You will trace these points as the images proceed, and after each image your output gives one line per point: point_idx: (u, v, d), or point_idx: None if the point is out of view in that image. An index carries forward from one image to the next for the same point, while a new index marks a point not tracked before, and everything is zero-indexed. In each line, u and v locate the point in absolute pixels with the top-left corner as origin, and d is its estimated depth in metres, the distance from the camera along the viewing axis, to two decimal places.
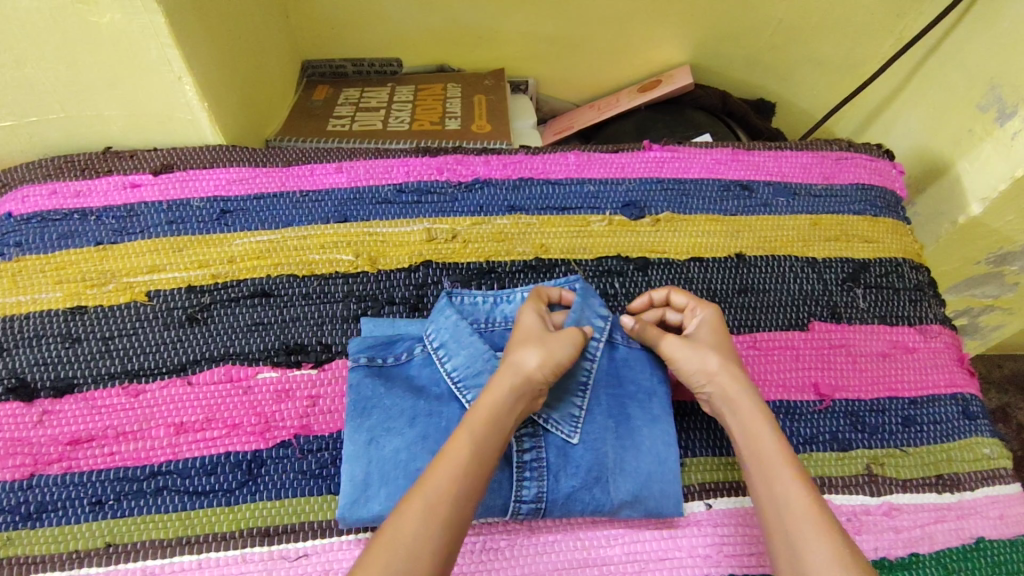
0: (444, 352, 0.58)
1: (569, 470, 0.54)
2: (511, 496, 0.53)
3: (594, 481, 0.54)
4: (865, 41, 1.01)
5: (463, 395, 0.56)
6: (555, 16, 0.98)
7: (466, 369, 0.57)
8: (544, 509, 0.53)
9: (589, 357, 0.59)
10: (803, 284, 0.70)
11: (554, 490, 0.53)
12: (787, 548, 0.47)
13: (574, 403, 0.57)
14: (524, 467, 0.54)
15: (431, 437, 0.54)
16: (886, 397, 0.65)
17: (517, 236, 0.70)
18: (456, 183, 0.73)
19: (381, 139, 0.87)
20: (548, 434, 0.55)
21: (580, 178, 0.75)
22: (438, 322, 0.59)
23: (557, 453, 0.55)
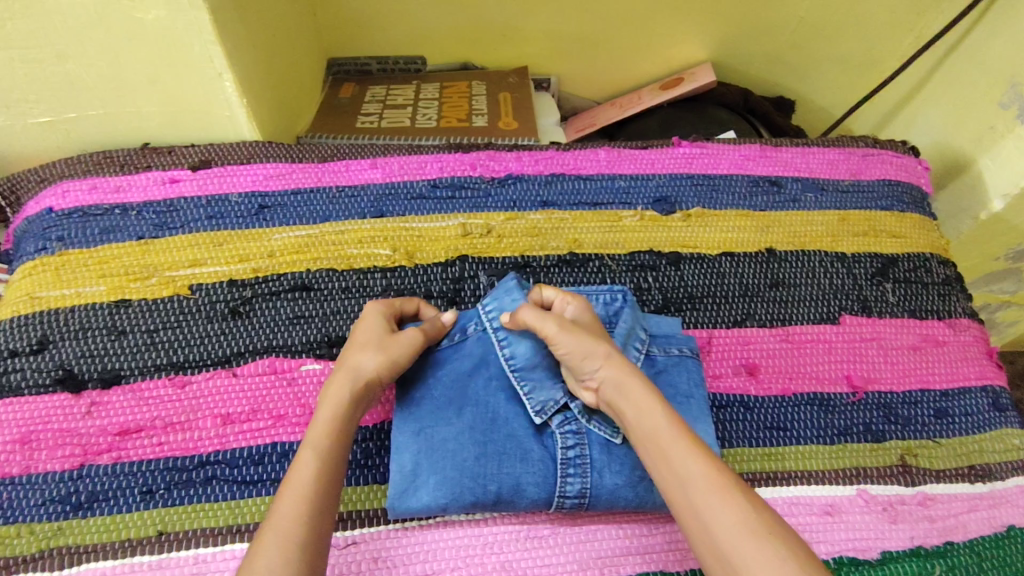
0: (505, 339, 0.59)
1: (614, 467, 0.54)
2: (556, 490, 0.54)
3: (637, 480, 0.54)
4: (884, 39, 1.02)
5: (516, 383, 0.57)
6: (578, 14, 0.99)
7: (524, 360, 0.58)
8: (588, 503, 0.54)
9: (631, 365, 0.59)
10: (834, 279, 0.71)
11: (599, 485, 0.54)
12: (698, 523, 0.44)
13: None
14: (568, 463, 0.54)
15: (478, 428, 0.55)
16: (918, 389, 0.66)
17: (551, 231, 0.71)
18: (490, 179, 0.73)
19: (410, 136, 0.88)
20: (591, 430, 0.56)
21: (611, 173, 0.76)
22: (501, 303, 0.61)
23: (601, 450, 0.55)
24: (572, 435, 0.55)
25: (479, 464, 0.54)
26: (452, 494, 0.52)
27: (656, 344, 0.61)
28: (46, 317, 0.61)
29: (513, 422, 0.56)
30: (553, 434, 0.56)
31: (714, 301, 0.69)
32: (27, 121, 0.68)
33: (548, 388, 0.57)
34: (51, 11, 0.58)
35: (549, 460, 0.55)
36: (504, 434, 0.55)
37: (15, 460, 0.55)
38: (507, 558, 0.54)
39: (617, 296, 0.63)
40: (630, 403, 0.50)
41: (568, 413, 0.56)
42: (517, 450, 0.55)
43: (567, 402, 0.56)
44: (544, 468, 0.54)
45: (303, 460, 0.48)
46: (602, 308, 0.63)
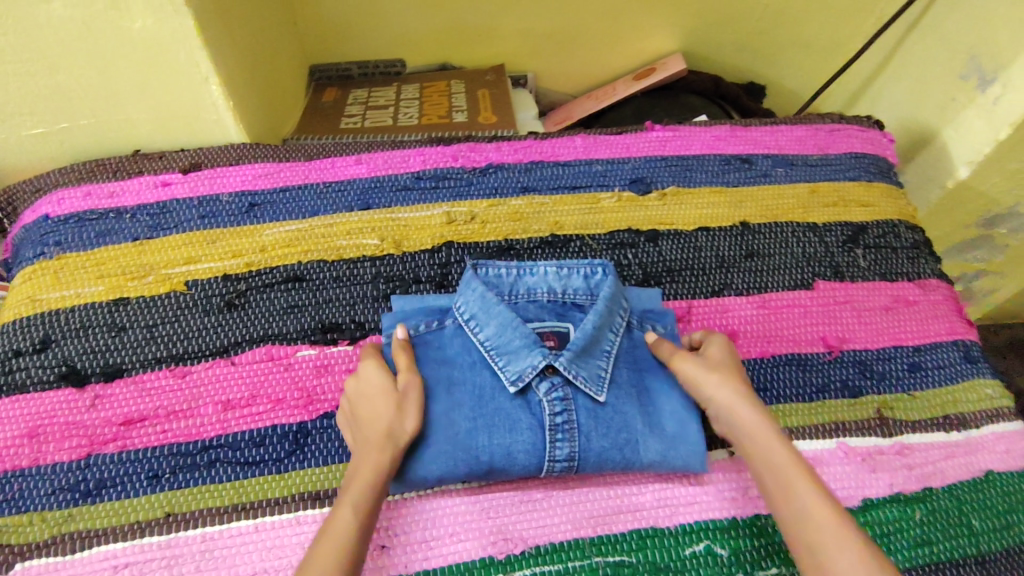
0: (475, 323, 0.61)
1: (599, 431, 0.57)
2: (545, 456, 0.56)
3: (624, 444, 0.57)
4: (847, 23, 1.07)
5: (495, 362, 0.59)
6: (551, 12, 1.02)
7: (497, 337, 0.59)
8: (577, 466, 0.56)
9: (613, 331, 0.61)
10: (806, 247, 0.74)
11: (586, 449, 0.56)
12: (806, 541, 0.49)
13: (600, 365, 0.59)
14: (557, 429, 0.56)
15: (466, 402, 0.57)
16: (892, 346, 0.69)
17: (532, 215, 0.74)
18: (471, 169, 0.76)
19: (392, 133, 0.91)
20: (577, 394, 0.58)
21: (588, 158, 0.79)
22: (466, 295, 0.62)
23: (587, 415, 0.57)
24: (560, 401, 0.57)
25: (471, 436, 0.55)
26: (447, 466, 0.55)
27: (637, 315, 0.65)
28: (47, 319, 0.63)
29: (499, 395, 0.58)
30: (539, 401, 0.58)
31: (691, 273, 0.71)
32: (21, 134, 0.70)
33: (531, 353, 0.58)
34: (41, 25, 0.60)
35: (537, 427, 0.57)
36: (492, 407, 0.57)
37: (23, 455, 0.57)
38: (503, 521, 0.56)
39: (597, 268, 0.65)
40: (750, 435, 0.55)
41: (553, 378, 0.58)
42: (505, 422, 0.56)
43: (548, 365, 0.58)
44: (532, 436, 0.56)
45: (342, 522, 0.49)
46: (583, 281, 0.65)
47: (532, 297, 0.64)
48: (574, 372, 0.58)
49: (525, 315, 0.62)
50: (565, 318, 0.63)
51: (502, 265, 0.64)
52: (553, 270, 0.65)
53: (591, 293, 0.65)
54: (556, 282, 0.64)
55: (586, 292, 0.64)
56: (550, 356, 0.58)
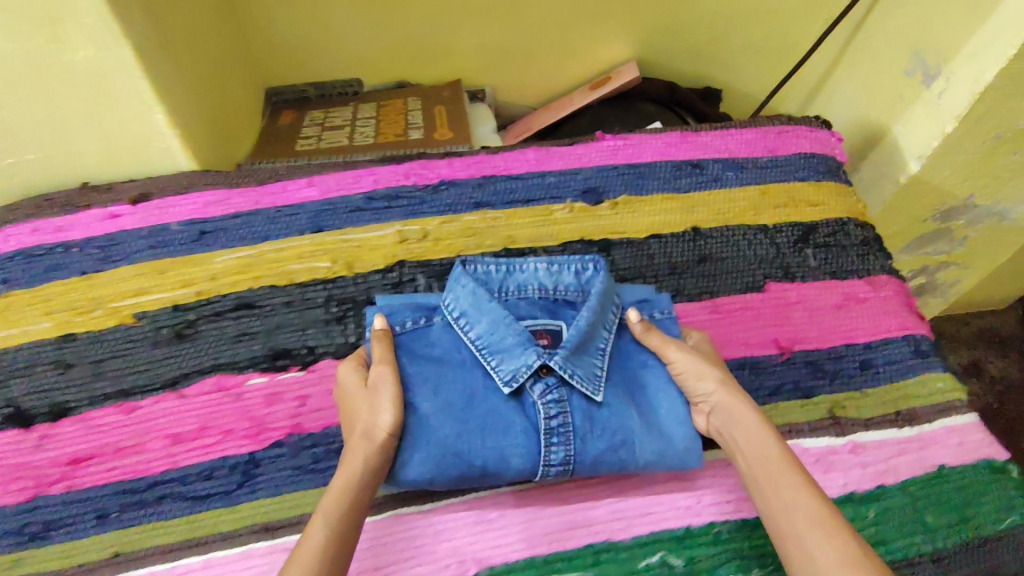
0: (465, 321, 0.61)
1: (595, 434, 0.56)
2: (539, 460, 0.56)
3: (619, 445, 0.57)
4: (797, 24, 1.08)
5: (487, 361, 0.59)
6: (504, 25, 1.03)
7: (489, 336, 0.60)
8: (572, 469, 0.56)
9: (606, 328, 0.62)
10: (757, 249, 0.75)
11: (582, 452, 0.56)
12: (792, 537, 0.50)
13: (596, 364, 0.59)
14: (552, 432, 0.56)
15: (457, 404, 0.57)
16: (842, 344, 0.69)
17: (485, 230, 0.74)
18: (423, 186, 0.76)
19: (349, 153, 0.91)
20: (572, 393, 0.58)
21: (540, 171, 0.79)
22: (456, 291, 0.62)
23: (582, 416, 0.57)
24: (555, 404, 0.57)
25: (464, 438, 0.55)
26: (437, 469, 0.54)
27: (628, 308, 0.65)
28: None
29: (492, 396, 0.57)
30: (531, 399, 0.58)
31: (644, 281, 0.72)
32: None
33: (526, 351, 0.58)
34: None
35: (532, 430, 0.57)
36: (485, 410, 0.56)
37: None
38: (458, 542, 0.56)
39: (588, 264, 0.66)
40: (748, 434, 0.56)
41: (548, 379, 0.58)
42: (499, 424, 0.56)
43: (541, 364, 0.58)
44: (526, 439, 0.56)
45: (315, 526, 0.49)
46: (573, 277, 0.65)
47: (523, 294, 0.64)
48: (570, 371, 0.58)
49: (519, 312, 0.63)
50: (556, 316, 0.64)
51: (490, 262, 0.65)
52: (544, 266, 0.65)
53: (581, 289, 0.65)
54: (546, 278, 0.65)
55: (576, 288, 0.65)
56: (544, 356, 0.58)
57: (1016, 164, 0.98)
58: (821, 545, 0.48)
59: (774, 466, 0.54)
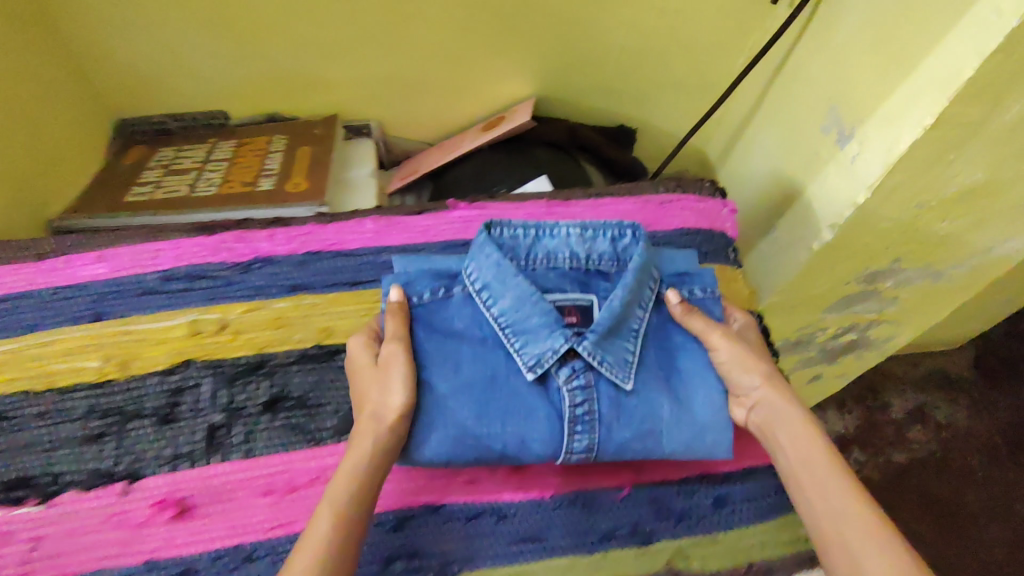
0: (488, 295, 0.59)
1: (623, 421, 0.55)
2: (561, 448, 0.54)
3: (647, 434, 0.55)
4: (715, 61, 0.97)
5: (508, 341, 0.57)
6: (381, 56, 0.92)
7: (513, 313, 0.57)
8: (594, 456, 0.55)
9: (641, 308, 0.59)
10: None
11: (606, 441, 0.54)
12: (842, 550, 0.45)
13: (626, 349, 0.57)
14: (577, 420, 0.54)
15: (477, 385, 0.55)
16: (698, 474, 0.58)
17: (297, 321, 0.64)
18: (232, 265, 0.66)
19: (181, 208, 0.79)
20: (601, 377, 0.56)
21: (376, 247, 0.69)
22: (479, 261, 0.59)
23: (610, 405, 0.55)
24: (580, 389, 0.55)
25: (481, 421, 0.54)
26: (455, 450, 0.53)
27: (667, 282, 0.64)
28: None
29: (516, 377, 0.56)
30: (555, 382, 0.56)
31: None
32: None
33: (549, 336, 0.55)
34: None
35: (555, 417, 0.55)
36: (508, 391, 0.55)
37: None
38: None
39: (626, 230, 0.64)
40: (789, 432, 0.52)
41: (575, 363, 0.56)
42: (521, 408, 0.54)
43: (568, 349, 0.55)
44: (546, 422, 0.55)
45: (315, 528, 0.46)
46: (608, 245, 0.63)
47: (553, 263, 0.62)
48: (598, 358, 0.55)
49: (545, 285, 0.61)
50: (588, 290, 0.61)
51: (518, 226, 0.61)
52: (578, 231, 0.63)
53: (616, 258, 0.63)
54: (579, 247, 0.62)
55: (609, 258, 0.63)
56: (572, 340, 0.55)
57: (949, 229, 0.87)
58: (880, 565, 0.43)
59: (813, 459, 0.50)
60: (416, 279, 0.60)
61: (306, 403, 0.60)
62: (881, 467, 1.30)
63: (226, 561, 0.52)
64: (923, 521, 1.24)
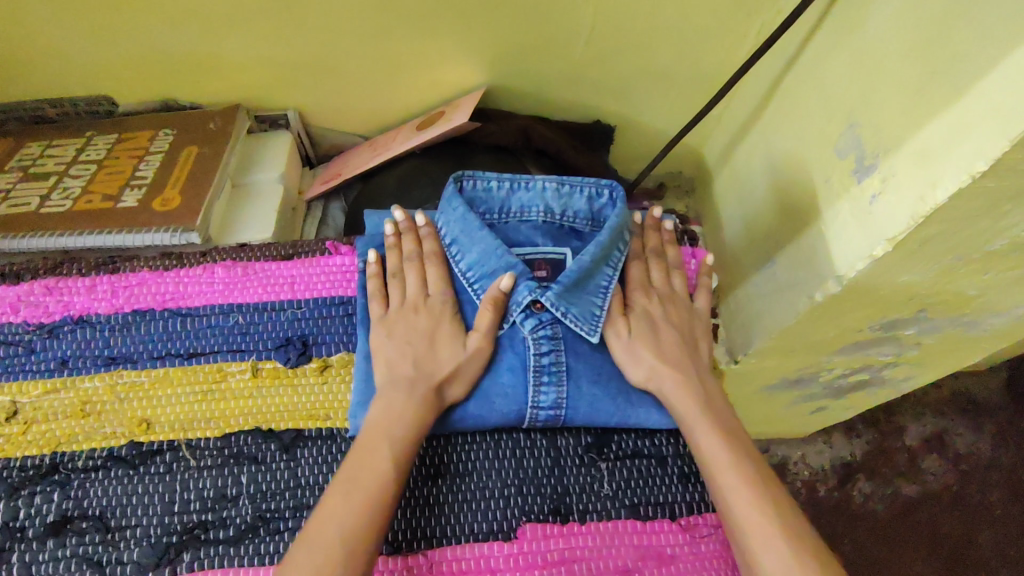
0: (456, 250, 0.52)
1: (590, 375, 0.50)
2: (527, 403, 0.49)
3: (618, 393, 0.50)
4: (711, 49, 0.77)
5: (477, 295, 0.51)
6: (286, 37, 0.74)
7: (480, 267, 0.51)
8: (565, 416, 0.50)
9: (611, 265, 0.52)
10: (522, 463, 0.50)
11: (576, 397, 0.49)
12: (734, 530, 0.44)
13: (594, 303, 0.51)
14: (542, 371, 0.49)
15: None
16: None
17: (109, 407, 0.49)
18: (37, 326, 0.51)
19: (24, 229, 0.65)
20: (565, 330, 0.51)
21: (226, 304, 0.53)
22: (446, 214, 0.53)
23: (578, 357, 0.50)
24: (546, 341, 0.50)
25: None
26: None
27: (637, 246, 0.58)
28: None
29: None
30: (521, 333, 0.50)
31: None
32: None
33: (516, 287, 0.50)
34: None
35: (520, 368, 0.50)
36: None
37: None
38: None
39: (603, 189, 0.54)
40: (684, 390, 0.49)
41: (541, 315, 0.50)
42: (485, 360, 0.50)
43: (535, 299, 0.50)
44: (512, 380, 0.49)
45: (374, 460, 0.43)
46: (585, 203, 0.54)
47: (525, 218, 0.54)
48: (563, 310, 0.50)
49: (515, 239, 0.53)
50: (561, 244, 0.53)
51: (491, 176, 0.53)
52: (553, 186, 0.53)
53: (592, 217, 0.55)
54: (555, 202, 0.54)
55: (587, 218, 0.54)
56: (537, 291, 0.49)
57: (990, 281, 0.68)
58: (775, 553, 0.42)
59: (699, 427, 0.47)
60: None
61: (105, 527, 0.45)
62: (887, 498, 1.11)
63: None
64: (926, 564, 1.06)
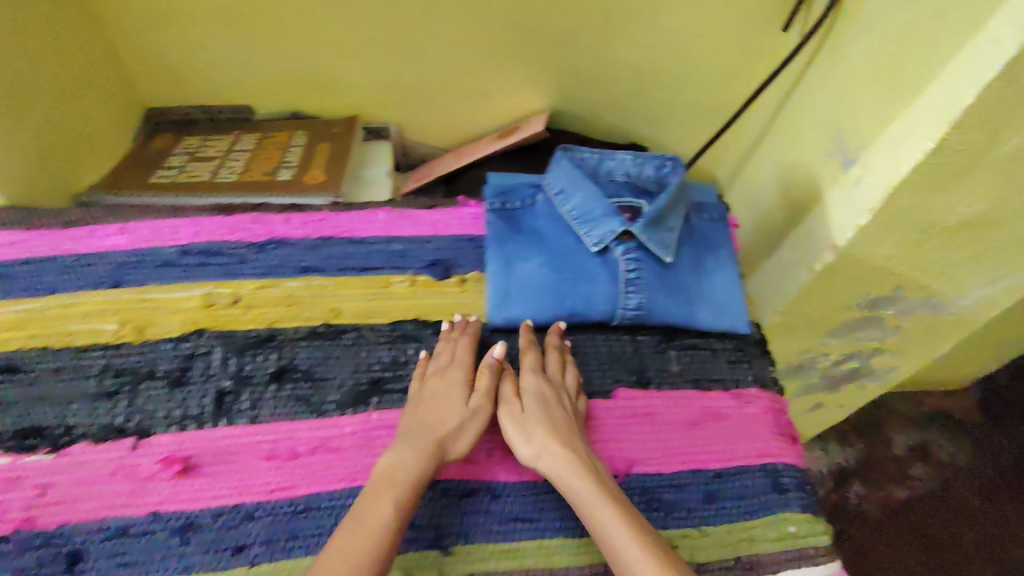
0: (563, 197, 0.69)
1: (665, 288, 0.66)
2: (619, 303, 0.65)
3: (684, 303, 0.66)
4: (724, 86, 1.01)
5: (580, 228, 0.67)
6: (402, 63, 0.95)
7: (582, 208, 0.67)
8: (646, 316, 0.65)
9: (677, 212, 0.69)
10: (611, 347, 0.66)
11: (655, 302, 0.65)
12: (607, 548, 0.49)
13: (666, 236, 0.67)
14: (631, 281, 0.65)
15: (553, 261, 0.67)
16: (688, 470, 0.60)
17: (307, 300, 0.66)
18: (248, 244, 0.68)
19: (204, 191, 0.83)
20: (647, 257, 0.66)
21: (387, 236, 0.71)
22: (556, 173, 0.70)
23: (656, 274, 0.66)
24: (633, 260, 0.65)
25: (556, 286, 0.65)
26: (537, 310, 0.65)
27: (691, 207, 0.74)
28: None
29: (582, 255, 0.67)
30: (613, 257, 0.66)
31: None
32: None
33: (609, 222, 0.66)
34: None
35: (613, 279, 0.65)
36: (576, 264, 0.66)
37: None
38: None
39: (666, 162, 0.71)
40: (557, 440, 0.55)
41: (629, 243, 0.66)
42: (587, 275, 0.66)
43: (625, 230, 0.65)
44: (608, 287, 0.65)
45: (379, 504, 0.49)
46: (654, 170, 0.72)
47: (612, 179, 0.72)
48: (647, 238, 0.65)
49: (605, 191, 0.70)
50: (638, 198, 0.71)
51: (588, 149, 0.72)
52: (631, 157, 0.71)
53: (659, 182, 0.72)
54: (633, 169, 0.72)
55: (655, 181, 0.72)
56: (626, 223, 0.65)
57: (947, 261, 0.88)
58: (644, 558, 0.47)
59: (595, 501, 0.51)
60: (514, 191, 0.72)
61: (311, 377, 0.61)
62: (882, 503, 1.25)
63: (226, 518, 0.53)
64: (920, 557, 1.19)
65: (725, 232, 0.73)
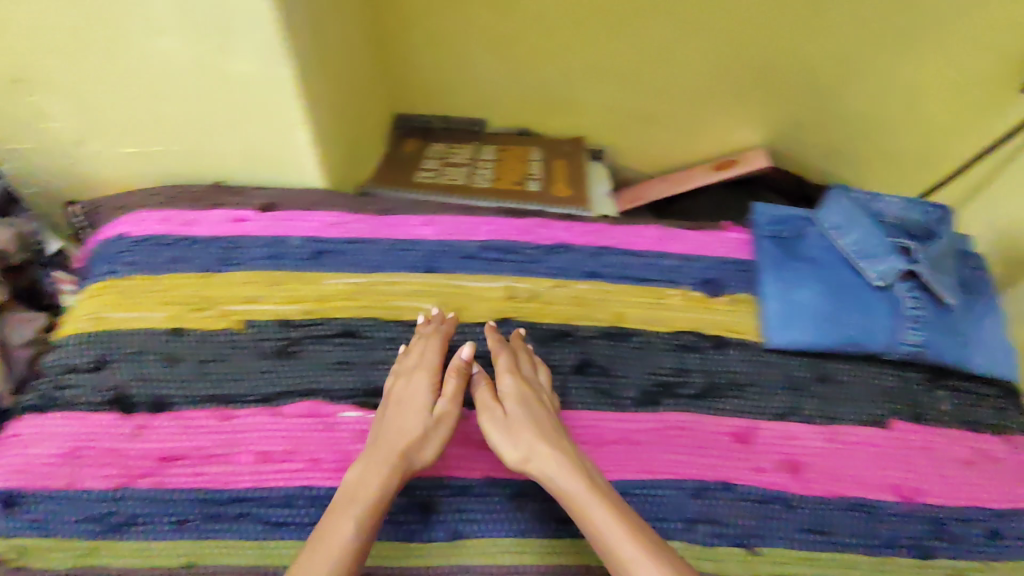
0: (840, 232, 0.74)
1: (942, 328, 0.69)
2: (899, 338, 0.68)
3: (958, 346, 0.70)
4: (943, 140, 1.03)
5: (862, 262, 0.71)
6: (637, 92, 1.01)
7: (863, 243, 0.72)
8: (924, 353, 0.68)
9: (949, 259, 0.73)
10: (884, 381, 0.69)
11: (934, 341, 0.69)
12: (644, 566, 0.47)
13: (945, 279, 0.71)
14: (914, 316, 0.69)
15: (834, 291, 0.71)
16: (970, 507, 0.63)
17: (597, 302, 0.72)
18: (538, 246, 0.75)
19: (466, 193, 0.90)
20: (926, 297, 0.70)
21: (659, 251, 0.76)
22: (831, 210, 0.76)
23: (934, 314, 0.70)
24: (915, 297, 0.70)
25: (839, 314, 0.69)
26: (820, 335, 0.69)
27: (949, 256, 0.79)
28: (108, 339, 0.65)
29: (862, 288, 0.71)
30: (894, 293, 0.70)
31: (760, 388, 0.68)
32: (114, 148, 0.76)
33: (893, 260, 0.70)
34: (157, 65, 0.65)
35: (894, 315, 0.69)
36: (858, 296, 0.70)
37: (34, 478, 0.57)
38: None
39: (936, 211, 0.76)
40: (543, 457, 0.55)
41: (911, 281, 0.70)
42: (869, 306, 0.70)
43: (909, 269, 0.70)
44: (890, 321, 0.69)
45: (340, 526, 0.49)
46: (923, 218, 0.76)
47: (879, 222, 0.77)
48: (931, 278, 0.70)
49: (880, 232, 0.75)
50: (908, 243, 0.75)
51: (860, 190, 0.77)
52: (903, 202, 0.77)
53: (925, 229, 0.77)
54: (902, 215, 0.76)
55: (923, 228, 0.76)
56: (912, 262, 0.70)
57: None
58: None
59: (590, 501, 0.51)
60: (784, 222, 0.78)
61: (609, 373, 0.67)
62: None
63: (555, 492, 0.59)
64: None
65: (986, 281, 0.77)
